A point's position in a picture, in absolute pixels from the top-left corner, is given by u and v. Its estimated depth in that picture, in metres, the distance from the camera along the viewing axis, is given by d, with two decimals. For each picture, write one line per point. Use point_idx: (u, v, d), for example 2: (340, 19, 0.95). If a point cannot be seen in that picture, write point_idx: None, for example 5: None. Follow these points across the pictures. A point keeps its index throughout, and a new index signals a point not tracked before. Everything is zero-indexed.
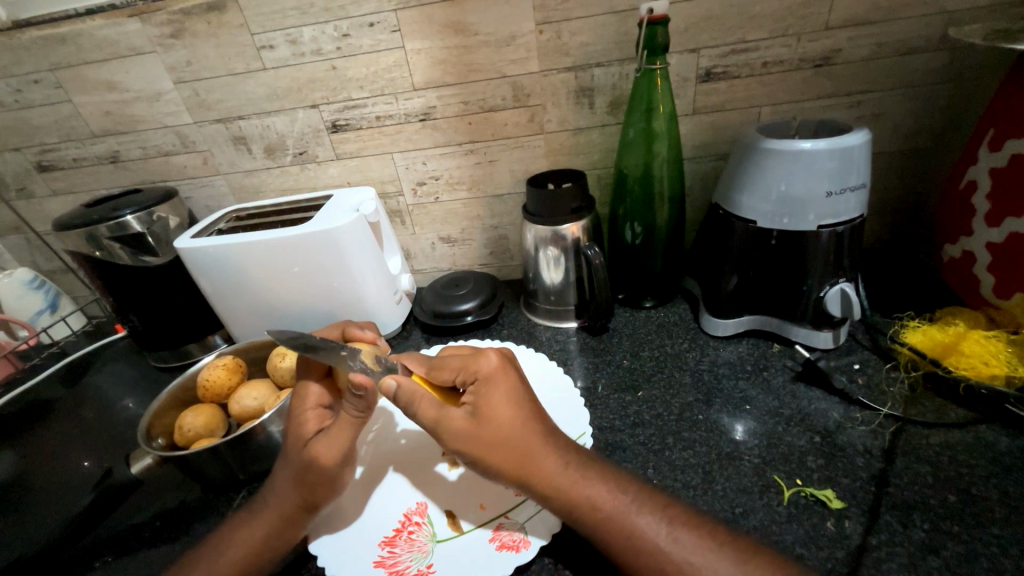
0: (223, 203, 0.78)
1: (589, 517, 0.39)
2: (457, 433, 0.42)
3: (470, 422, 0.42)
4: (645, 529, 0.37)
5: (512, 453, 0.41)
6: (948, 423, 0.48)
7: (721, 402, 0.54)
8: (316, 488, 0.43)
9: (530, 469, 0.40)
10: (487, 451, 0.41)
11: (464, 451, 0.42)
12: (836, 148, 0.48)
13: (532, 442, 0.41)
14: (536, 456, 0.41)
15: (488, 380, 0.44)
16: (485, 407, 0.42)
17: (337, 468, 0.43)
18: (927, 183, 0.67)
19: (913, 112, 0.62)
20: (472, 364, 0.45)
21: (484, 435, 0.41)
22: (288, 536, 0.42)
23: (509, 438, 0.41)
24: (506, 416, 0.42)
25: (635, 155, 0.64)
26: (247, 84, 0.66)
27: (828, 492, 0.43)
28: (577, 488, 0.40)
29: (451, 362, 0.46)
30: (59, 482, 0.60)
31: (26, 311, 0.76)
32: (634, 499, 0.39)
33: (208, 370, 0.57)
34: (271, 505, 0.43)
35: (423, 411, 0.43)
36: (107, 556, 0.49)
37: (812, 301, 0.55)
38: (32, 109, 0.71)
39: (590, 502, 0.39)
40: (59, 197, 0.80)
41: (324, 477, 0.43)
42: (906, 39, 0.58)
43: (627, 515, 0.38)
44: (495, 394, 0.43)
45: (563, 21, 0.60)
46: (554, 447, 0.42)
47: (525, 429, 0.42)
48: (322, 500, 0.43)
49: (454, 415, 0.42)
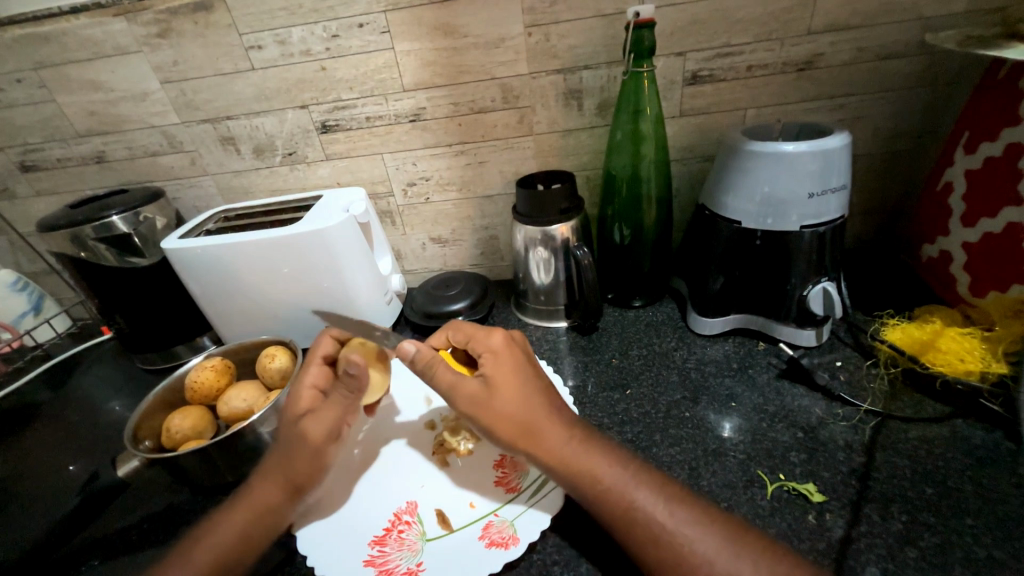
0: (211, 204, 0.78)
1: (589, 489, 0.40)
2: (470, 398, 0.43)
3: (480, 390, 0.43)
4: (643, 502, 0.38)
5: (517, 424, 0.42)
6: (926, 418, 0.49)
7: (707, 399, 0.55)
8: (301, 465, 0.44)
9: (534, 439, 0.42)
10: (495, 419, 0.42)
11: (475, 417, 0.43)
12: (817, 151, 0.49)
13: (536, 416, 0.43)
14: (539, 427, 0.42)
15: (497, 355, 0.46)
16: (495, 377, 0.44)
17: (322, 445, 0.45)
18: (907, 184, 0.69)
19: (893, 114, 0.64)
20: (482, 336, 0.48)
21: (495, 402, 0.43)
22: (277, 517, 0.43)
23: (515, 408, 0.43)
24: (513, 387, 0.44)
25: (623, 157, 0.65)
26: (235, 84, 0.66)
27: (809, 487, 0.44)
28: (580, 460, 0.41)
29: (465, 328, 0.50)
30: (43, 487, 0.59)
31: (9, 313, 0.75)
32: (633, 475, 0.40)
33: (197, 371, 0.57)
34: (271, 477, 0.44)
35: (441, 376, 0.44)
36: (92, 560, 0.48)
37: (796, 300, 0.56)
38: (15, 109, 0.70)
39: (591, 475, 0.40)
40: (43, 197, 0.79)
41: (310, 455, 0.44)
42: (885, 44, 0.59)
43: (626, 489, 0.39)
44: (504, 367, 0.45)
45: (551, 24, 0.60)
46: (558, 421, 0.43)
47: (531, 402, 0.43)
48: (307, 480, 0.44)
49: (468, 382, 0.44)
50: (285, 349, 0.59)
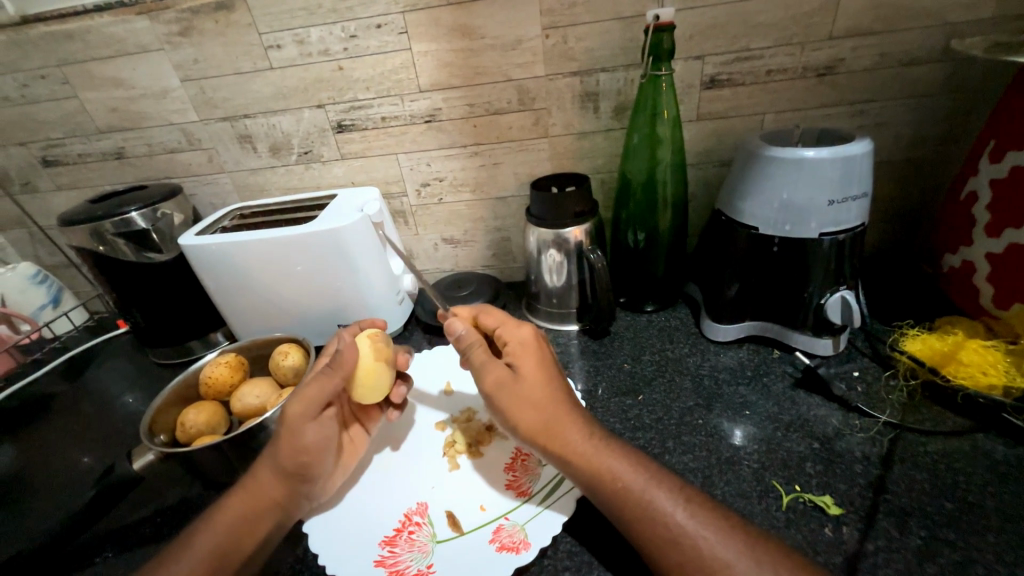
0: (227, 201, 0.79)
1: (608, 486, 0.39)
2: (496, 384, 0.44)
3: (507, 377, 0.44)
4: (662, 502, 0.38)
5: (540, 415, 0.42)
6: (946, 432, 0.48)
7: (721, 407, 0.55)
8: (283, 447, 0.43)
9: (555, 432, 0.42)
10: (520, 407, 0.43)
11: (500, 404, 0.44)
12: (838, 157, 0.48)
13: (558, 409, 0.43)
14: (562, 420, 0.42)
15: (524, 347, 0.46)
16: (523, 367, 0.44)
17: (301, 423, 0.44)
18: (929, 192, 0.68)
19: (915, 121, 0.63)
20: (511, 326, 0.48)
21: (521, 391, 0.43)
22: (271, 503, 0.42)
23: (539, 399, 0.43)
24: (539, 378, 0.44)
25: (639, 160, 0.65)
26: (253, 83, 0.67)
27: (826, 499, 0.43)
28: (600, 458, 0.40)
29: (495, 317, 0.50)
30: (59, 477, 0.60)
31: (29, 305, 0.76)
32: (652, 477, 0.40)
33: (211, 367, 0.57)
34: (273, 461, 0.43)
35: (475, 355, 0.46)
36: (106, 551, 0.49)
37: (813, 308, 0.55)
38: (38, 105, 0.71)
39: (610, 471, 0.40)
40: (64, 192, 0.80)
41: (290, 433, 0.43)
42: (909, 50, 0.58)
43: (645, 489, 0.38)
44: (530, 359, 0.45)
45: (569, 26, 0.60)
46: (579, 416, 0.43)
47: (556, 395, 0.43)
48: (292, 466, 0.43)
49: (495, 368, 0.45)
50: (297, 346, 0.60)
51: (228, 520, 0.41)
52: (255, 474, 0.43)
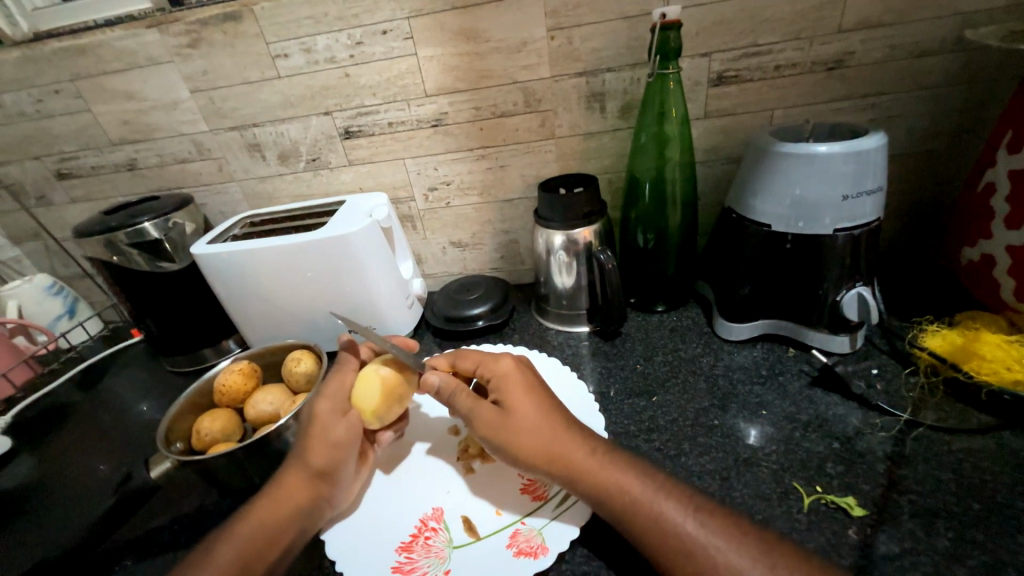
0: (237, 209, 0.79)
1: (616, 503, 0.39)
2: (488, 424, 0.44)
3: (496, 415, 0.44)
4: (671, 512, 0.37)
5: (538, 448, 0.42)
6: (970, 430, 0.47)
7: (736, 407, 0.54)
8: (313, 447, 0.45)
9: (557, 461, 0.41)
10: (517, 443, 0.43)
11: (495, 444, 0.44)
12: (850, 152, 0.47)
13: (556, 437, 0.43)
14: (562, 447, 0.42)
15: (506, 378, 0.47)
16: (509, 402, 0.45)
17: (326, 422, 0.46)
18: (944, 184, 0.66)
19: (928, 113, 0.62)
20: (490, 361, 0.49)
21: (514, 423, 0.43)
22: (293, 509, 0.43)
23: (534, 431, 0.43)
24: (528, 410, 0.44)
25: (647, 159, 0.64)
26: (261, 92, 0.67)
27: (849, 500, 0.42)
28: (605, 474, 0.40)
29: (471, 354, 0.51)
30: (77, 486, 0.60)
31: (45, 316, 0.78)
32: (660, 486, 0.39)
33: (225, 375, 0.58)
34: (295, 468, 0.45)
35: (461, 400, 0.46)
36: (125, 560, 0.49)
37: (828, 305, 0.55)
38: (52, 119, 0.72)
39: (617, 487, 0.39)
40: (78, 204, 0.81)
41: (318, 433, 0.46)
42: (920, 41, 0.57)
43: (653, 499, 0.38)
44: (516, 391, 0.45)
45: (574, 27, 0.60)
46: (577, 437, 0.43)
47: (549, 424, 0.43)
48: (324, 465, 0.45)
49: (485, 409, 0.45)
50: (309, 353, 0.60)
51: (249, 527, 0.41)
52: (277, 483, 0.44)
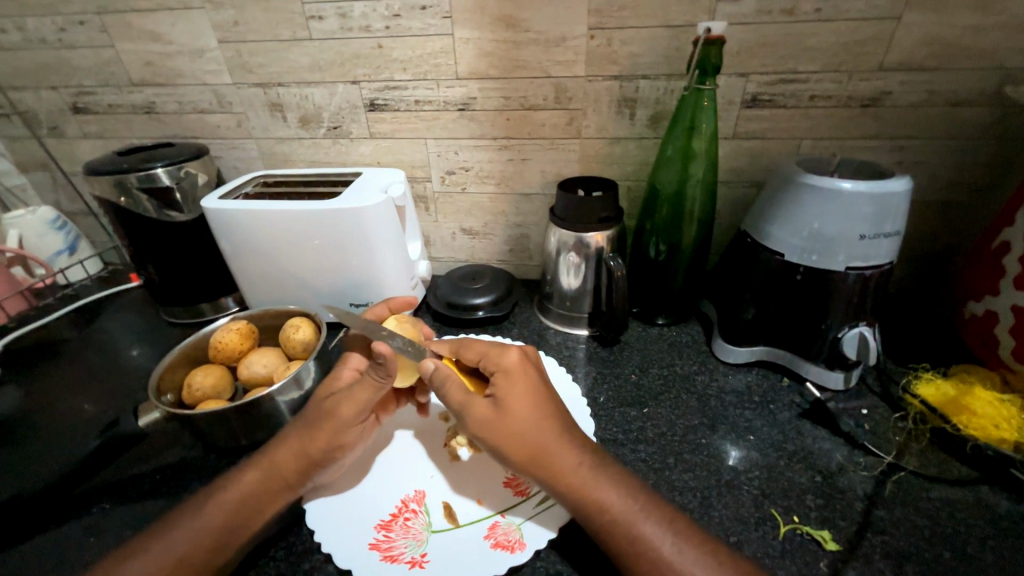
0: (251, 167, 0.78)
1: (596, 517, 0.39)
2: (480, 418, 0.43)
3: (488, 412, 0.43)
4: (651, 536, 0.37)
5: (527, 447, 0.41)
6: (951, 479, 0.48)
7: (724, 428, 0.54)
8: (318, 437, 0.44)
9: (546, 465, 0.41)
10: (507, 442, 0.41)
11: (484, 439, 0.42)
12: (875, 193, 0.47)
13: (547, 439, 0.42)
14: (550, 453, 0.41)
15: (508, 373, 0.45)
16: (506, 398, 0.43)
17: (348, 422, 0.45)
18: (958, 237, 0.67)
19: (953, 163, 0.62)
20: (495, 354, 0.46)
21: (505, 422, 0.42)
22: (284, 483, 0.43)
23: (528, 432, 0.41)
24: (524, 409, 0.42)
25: (670, 172, 0.64)
26: (291, 52, 0.66)
27: (824, 533, 0.43)
28: (589, 488, 0.40)
29: (475, 347, 0.48)
30: (59, 421, 0.60)
31: (46, 250, 0.77)
32: (643, 508, 0.39)
33: (222, 332, 0.58)
34: (289, 446, 0.44)
35: (453, 395, 0.44)
36: (104, 502, 0.49)
37: (829, 341, 0.55)
38: (74, 50, 0.71)
39: (598, 503, 0.39)
40: (90, 140, 0.80)
41: (330, 428, 0.44)
42: (958, 90, 0.57)
43: (635, 520, 0.38)
44: (517, 388, 0.44)
45: (616, 29, 0.59)
46: (571, 445, 0.42)
47: (542, 425, 0.42)
48: (322, 453, 0.44)
49: (478, 404, 0.43)
50: (308, 321, 0.59)
51: (237, 495, 0.42)
52: (271, 452, 0.44)
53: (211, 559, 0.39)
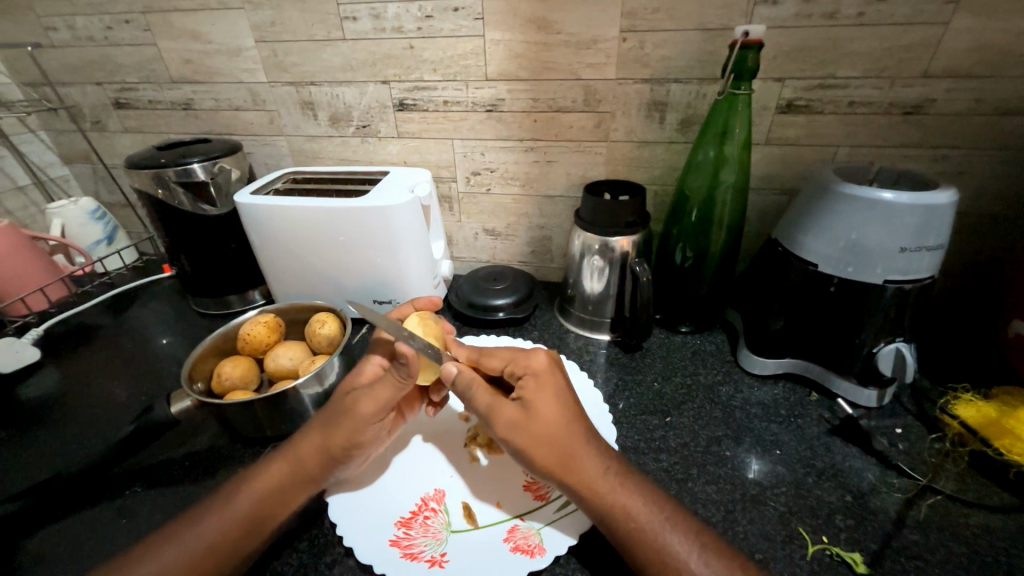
0: (281, 163, 0.80)
1: (622, 525, 0.38)
2: (507, 420, 0.43)
3: (516, 414, 0.42)
4: (675, 546, 0.37)
5: (554, 451, 0.41)
6: (992, 506, 0.45)
7: (749, 441, 0.53)
8: (339, 434, 0.44)
9: (571, 469, 0.40)
10: (533, 446, 0.41)
11: (510, 441, 0.42)
12: (918, 205, 0.45)
13: (573, 445, 0.41)
14: (577, 459, 0.41)
15: (536, 377, 0.45)
16: (534, 401, 0.43)
17: (367, 419, 0.45)
18: (1004, 251, 0.64)
19: (1001, 174, 0.59)
20: (523, 358, 0.47)
21: (532, 425, 0.42)
22: (307, 477, 0.44)
23: (554, 436, 0.41)
24: (552, 413, 0.42)
25: (699, 177, 0.63)
26: (324, 52, 0.67)
27: (855, 556, 0.42)
28: (615, 496, 0.39)
29: (501, 353, 0.48)
30: (93, 405, 0.62)
31: (86, 239, 0.80)
32: (668, 517, 0.39)
33: (250, 325, 0.59)
34: (311, 441, 0.45)
35: (479, 396, 0.44)
36: (137, 485, 0.51)
37: (863, 356, 0.53)
38: (119, 48, 0.74)
39: (624, 510, 0.39)
40: (129, 134, 0.83)
41: (351, 426, 0.44)
42: (1009, 98, 0.54)
43: (659, 529, 0.38)
44: (544, 392, 0.43)
45: (648, 31, 0.58)
46: (596, 453, 0.42)
47: (569, 430, 0.42)
48: (343, 450, 0.44)
49: (505, 406, 0.43)
50: (334, 316, 0.60)
51: (263, 487, 0.43)
52: (296, 446, 0.45)
53: (237, 548, 0.40)
